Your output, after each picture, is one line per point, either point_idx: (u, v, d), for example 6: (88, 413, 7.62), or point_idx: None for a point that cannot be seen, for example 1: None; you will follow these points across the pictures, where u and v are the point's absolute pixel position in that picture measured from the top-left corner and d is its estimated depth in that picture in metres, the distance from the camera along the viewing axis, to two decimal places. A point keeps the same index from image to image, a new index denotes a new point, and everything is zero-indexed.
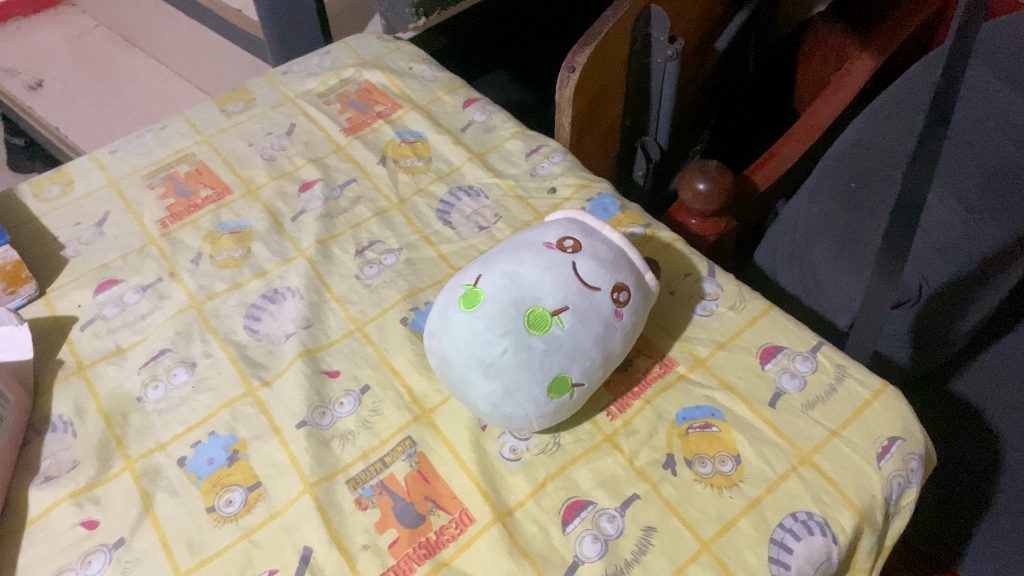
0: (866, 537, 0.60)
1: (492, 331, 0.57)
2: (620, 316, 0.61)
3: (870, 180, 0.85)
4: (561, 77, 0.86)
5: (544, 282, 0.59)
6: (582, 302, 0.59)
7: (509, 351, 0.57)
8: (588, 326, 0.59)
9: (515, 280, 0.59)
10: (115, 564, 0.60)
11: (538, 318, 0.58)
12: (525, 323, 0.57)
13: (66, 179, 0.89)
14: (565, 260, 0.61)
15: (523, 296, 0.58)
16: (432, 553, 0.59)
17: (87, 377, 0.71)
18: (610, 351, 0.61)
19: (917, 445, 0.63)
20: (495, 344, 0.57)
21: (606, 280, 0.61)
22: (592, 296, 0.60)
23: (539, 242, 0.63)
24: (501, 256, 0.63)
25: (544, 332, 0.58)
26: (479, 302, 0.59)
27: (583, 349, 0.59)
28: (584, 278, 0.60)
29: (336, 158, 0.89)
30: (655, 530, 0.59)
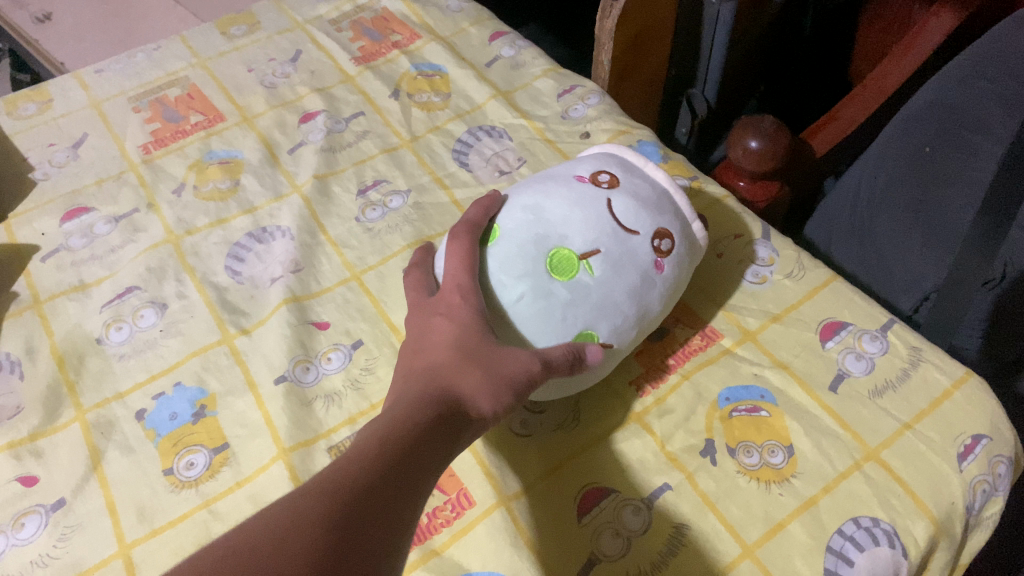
0: (941, 551, 0.50)
1: (506, 274, 0.47)
2: (661, 268, 0.51)
3: (947, 147, 0.75)
4: (604, 6, 0.77)
5: (572, 220, 0.50)
6: (617, 247, 0.49)
7: (525, 299, 0.47)
8: (622, 275, 0.49)
9: (539, 218, 0.50)
10: (52, 530, 0.51)
11: (562, 261, 0.48)
12: (546, 266, 0.48)
13: (44, 97, 0.79)
14: (600, 197, 0.51)
15: (546, 236, 0.49)
16: (422, 538, 0.51)
17: (43, 313, 0.62)
18: (647, 310, 0.50)
19: (1006, 447, 0.53)
20: (508, 289, 0.47)
21: (646, 225, 0.51)
22: (629, 241, 0.50)
23: (569, 176, 0.54)
24: (525, 190, 0.53)
25: (568, 279, 0.48)
26: (494, 239, 0.50)
27: (614, 303, 0.48)
28: (620, 219, 0.50)
29: (344, 89, 0.79)
30: (688, 528, 0.50)
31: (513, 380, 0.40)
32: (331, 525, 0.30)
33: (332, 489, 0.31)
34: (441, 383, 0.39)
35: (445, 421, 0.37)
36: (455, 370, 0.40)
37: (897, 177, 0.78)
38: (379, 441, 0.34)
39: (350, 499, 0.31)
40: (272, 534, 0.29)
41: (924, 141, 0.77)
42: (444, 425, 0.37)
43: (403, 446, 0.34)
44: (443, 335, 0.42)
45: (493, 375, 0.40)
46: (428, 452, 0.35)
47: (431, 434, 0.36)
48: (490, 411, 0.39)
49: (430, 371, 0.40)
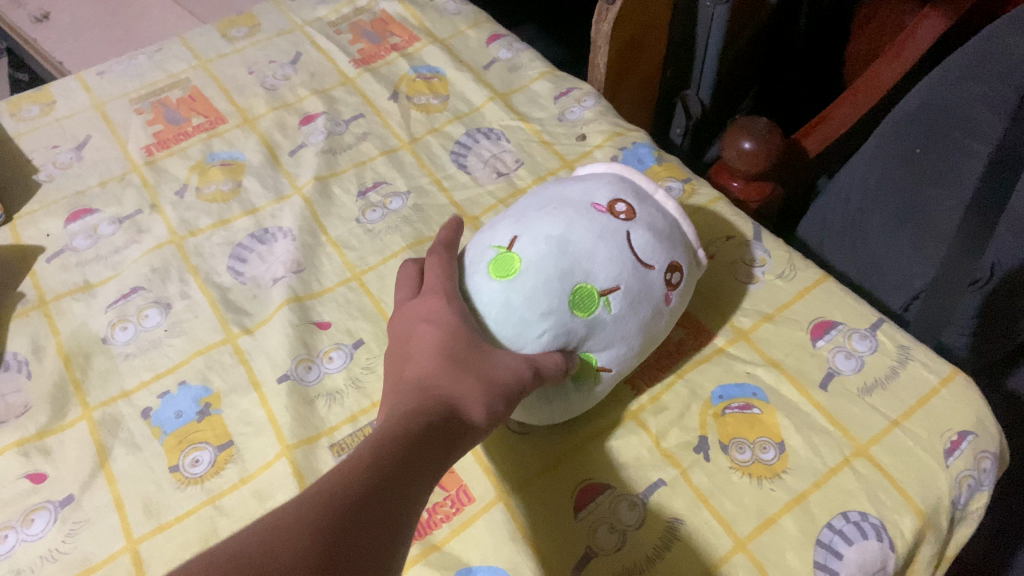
0: (928, 545, 0.52)
1: (530, 310, 0.48)
2: (670, 300, 0.53)
3: (940, 149, 0.76)
4: (600, 10, 0.78)
5: (596, 253, 0.49)
6: (636, 283, 0.50)
7: (546, 336, 0.48)
8: (637, 311, 0.50)
9: (561, 250, 0.49)
10: (60, 525, 0.52)
11: (584, 297, 0.48)
12: (569, 303, 0.48)
13: (47, 99, 0.80)
14: (621, 229, 0.51)
15: (571, 270, 0.49)
16: (423, 533, 0.52)
17: (49, 313, 0.63)
18: (651, 338, 0.53)
19: (992, 443, 0.54)
20: (531, 325, 0.48)
21: (662, 259, 0.52)
22: (646, 276, 0.51)
23: (586, 203, 0.53)
24: (539, 212, 0.52)
25: (588, 315, 0.49)
26: (516, 270, 0.49)
27: (623, 336, 0.50)
28: (640, 254, 0.51)
29: (343, 91, 0.80)
30: (682, 522, 0.51)
31: (502, 388, 0.42)
32: (340, 521, 0.30)
33: (337, 489, 0.31)
34: (434, 389, 0.39)
35: (442, 425, 0.37)
36: (446, 377, 0.40)
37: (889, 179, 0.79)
38: (379, 444, 0.34)
39: (357, 497, 0.31)
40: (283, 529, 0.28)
41: (916, 141, 0.78)
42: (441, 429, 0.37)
43: (404, 448, 0.35)
44: (431, 343, 0.43)
45: (484, 384, 0.41)
46: (428, 454, 0.35)
47: (429, 437, 0.36)
48: (483, 418, 0.40)
49: (421, 381, 0.40)
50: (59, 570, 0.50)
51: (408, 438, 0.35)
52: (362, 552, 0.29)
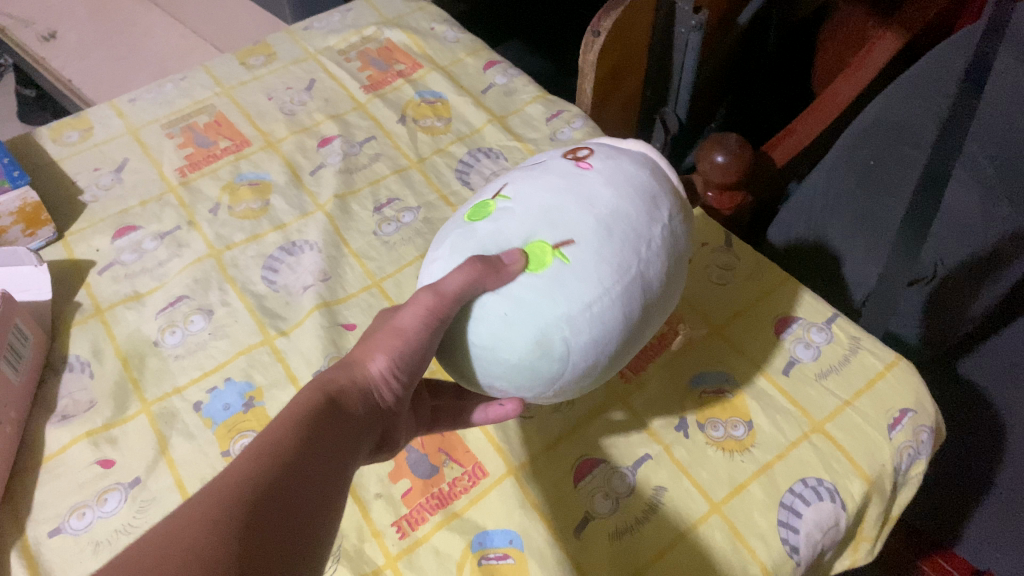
0: (874, 505, 0.61)
1: (440, 249, 0.51)
2: (585, 167, 0.54)
3: (890, 158, 0.86)
4: (586, 40, 0.87)
5: (486, 192, 0.55)
6: (527, 176, 0.54)
7: (457, 248, 0.50)
8: (539, 185, 0.52)
9: (457, 215, 0.55)
10: (131, 503, 0.60)
11: (479, 211, 0.52)
12: (467, 221, 0.52)
13: (86, 125, 0.88)
14: (509, 171, 0.57)
15: (464, 211, 0.54)
16: (444, 503, 0.61)
17: (105, 320, 0.71)
18: (594, 196, 0.51)
19: (928, 418, 0.63)
20: (443, 253, 0.51)
21: (555, 156, 0.56)
22: (541, 169, 0.54)
23: None
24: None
25: (490, 214, 0.51)
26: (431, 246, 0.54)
27: (551, 211, 0.50)
28: (530, 167, 0.56)
29: (356, 115, 0.89)
30: (666, 489, 0.60)
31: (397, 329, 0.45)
32: (231, 489, 0.34)
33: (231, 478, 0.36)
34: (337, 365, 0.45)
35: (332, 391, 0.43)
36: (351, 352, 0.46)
37: (848, 188, 0.88)
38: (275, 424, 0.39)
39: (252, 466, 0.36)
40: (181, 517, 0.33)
41: (869, 154, 0.87)
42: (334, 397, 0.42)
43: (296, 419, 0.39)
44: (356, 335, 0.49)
45: (382, 338, 0.45)
46: (321, 420, 0.40)
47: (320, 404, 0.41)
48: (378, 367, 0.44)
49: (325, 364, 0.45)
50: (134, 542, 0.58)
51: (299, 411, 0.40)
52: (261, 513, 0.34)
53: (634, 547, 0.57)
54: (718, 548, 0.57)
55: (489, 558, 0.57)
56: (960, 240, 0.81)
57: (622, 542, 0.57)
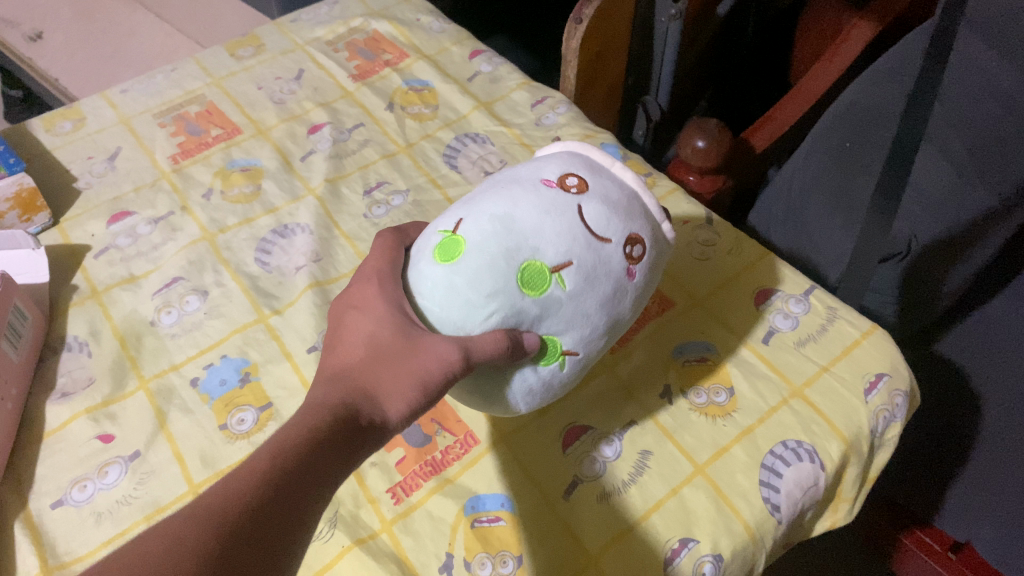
0: (852, 466, 0.63)
1: (476, 291, 0.49)
2: (632, 275, 0.53)
3: (864, 141, 0.88)
4: (569, 28, 0.89)
5: (543, 229, 0.51)
6: (590, 257, 0.51)
7: (495, 315, 0.49)
8: (593, 287, 0.51)
9: (507, 230, 0.50)
10: (131, 475, 0.61)
11: (533, 275, 0.50)
12: (518, 281, 0.49)
13: (78, 115, 0.90)
14: (570, 206, 0.52)
15: (516, 248, 0.50)
16: (437, 470, 0.62)
17: (102, 302, 0.73)
18: (618, 317, 0.54)
19: (903, 383, 0.66)
20: (479, 305, 0.49)
21: (618, 231, 0.53)
22: (602, 249, 0.51)
23: (536, 178, 0.55)
24: (486, 193, 0.54)
25: (540, 293, 0.50)
26: (460, 252, 0.50)
27: (584, 315, 0.51)
28: (593, 227, 0.52)
29: (345, 103, 0.91)
30: (651, 453, 0.62)
31: (422, 381, 0.43)
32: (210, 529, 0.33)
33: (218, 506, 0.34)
34: (352, 388, 0.42)
35: (345, 422, 0.40)
36: (364, 372, 0.43)
37: (823, 167, 0.90)
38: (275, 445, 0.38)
39: (241, 503, 0.34)
40: (153, 543, 0.32)
41: (844, 136, 0.89)
42: (346, 426, 0.40)
43: (300, 452, 0.38)
44: (361, 334, 0.46)
45: (402, 380, 0.43)
46: (330, 457, 0.38)
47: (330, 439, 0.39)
48: (396, 414, 0.42)
49: (340, 376, 0.43)
50: (135, 511, 0.59)
51: (306, 440, 0.38)
52: (243, 559, 0.33)
53: (621, 507, 0.59)
54: (703, 507, 0.59)
55: (481, 521, 0.59)
56: (933, 218, 0.82)
57: (610, 502, 0.59)
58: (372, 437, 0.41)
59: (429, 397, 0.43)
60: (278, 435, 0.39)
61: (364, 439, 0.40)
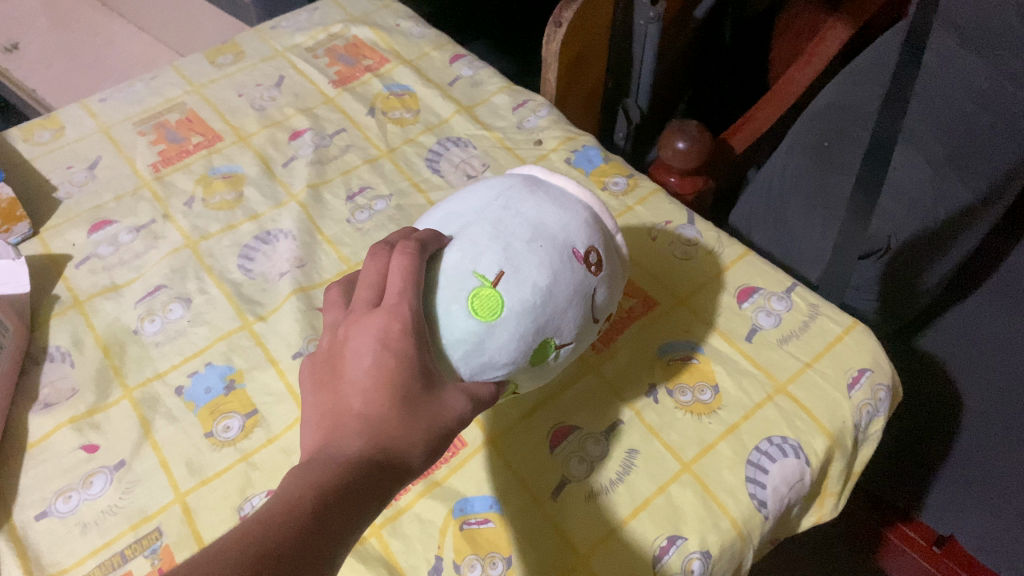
0: (837, 460, 0.64)
1: (498, 357, 0.49)
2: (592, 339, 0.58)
3: (844, 140, 0.89)
4: (549, 32, 0.90)
5: (568, 312, 0.51)
6: (582, 338, 0.54)
7: (498, 376, 0.50)
8: (570, 356, 0.54)
9: (545, 310, 0.50)
10: (117, 485, 0.61)
11: (543, 349, 0.51)
12: (531, 354, 0.50)
13: (57, 125, 0.89)
14: (591, 287, 0.53)
15: (543, 326, 0.50)
16: (425, 473, 0.62)
17: (84, 311, 0.73)
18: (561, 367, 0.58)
19: (885, 377, 0.66)
20: (491, 369, 0.49)
21: (605, 311, 0.56)
22: (592, 329, 0.55)
23: (569, 243, 0.53)
24: (528, 248, 0.51)
25: (538, 364, 0.52)
26: (498, 313, 0.49)
27: (550, 374, 0.55)
28: (595, 309, 0.54)
29: (326, 109, 0.91)
30: (638, 452, 0.63)
31: (442, 432, 0.43)
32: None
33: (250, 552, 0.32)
34: (385, 444, 0.40)
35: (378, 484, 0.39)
36: (395, 426, 0.40)
37: (801, 168, 0.91)
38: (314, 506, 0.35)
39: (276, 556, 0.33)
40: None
41: (822, 136, 0.90)
42: (376, 486, 0.38)
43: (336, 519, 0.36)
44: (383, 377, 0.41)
45: (429, 436, 0.42)
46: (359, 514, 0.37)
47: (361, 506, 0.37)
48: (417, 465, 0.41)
49: (369, 427, 0.40)
50: (121, 521, 0.59)
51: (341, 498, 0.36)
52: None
53: (610, 507, 0.59)
54: (690, 505, 0.59)
55: (470, 523, 0.59)
56: (909, 215, 0.83)
57: (597, 502, 0.60)
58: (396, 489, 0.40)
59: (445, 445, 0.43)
60: (311, 493, 0.36)
61: (389, 496, 0.39)
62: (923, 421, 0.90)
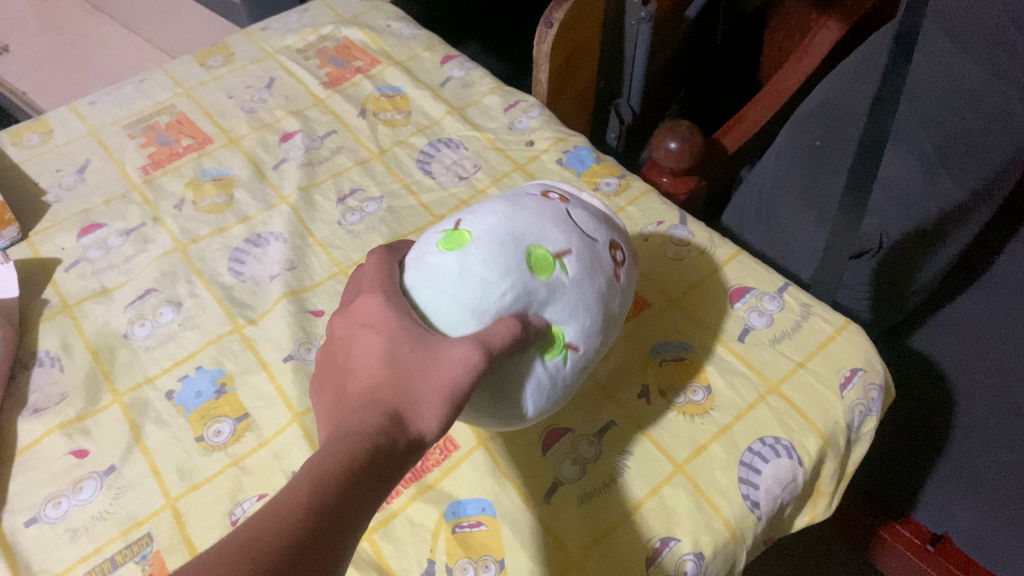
0: (830, 461, 0.64)
1: (491, 270, 0.50)
2: (619, 276, 0.57)
3: (836, 139, 0.88)
4: (540, 32, 0.90)
5: (542, 227, 0.54)
6: (585, 253, 0.54)
7: (509, 295, 0.49)
8: (590, 277, 0.53)
9: (514, 226, 0.53)
10: (107, 490, 0.61)
11: (541, 260, 0.51)
12: (528, 263, 0.51)
13: (45, 128, 0.89)
14: (559, 209, 0.57)
15: (521, 236, 0.52)
16: (417, 476, 0.62)
17: (73, 315, 0.72)
18: (610, 315, 0.55)
19: (877, 377, 0.66)
20: (493, 285, 0.49)
21: (602, 235, 0.57)
22: (593, 248, 0.55)
23: (523, 196, 0.59)
24: (481, 205, 0.57)
25: (548, 275, 0.51)
26: (466, 241, 0.52)
27: (584, 306, 0.52)
28: (581, 228, 0.56)
29: (316, 111, 0.91)
30: (631, 453, 0.62)
31: (453, 386, 0.41)
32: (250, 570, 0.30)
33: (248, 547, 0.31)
34: (385, 407, 0.39)
35: (386, 447, 0.37)
36: (390, 389, 0.40)
37: (794, 168, 0.90)
38: (314, 469, 0.35)
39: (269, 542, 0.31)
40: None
41: (814, 135, 0.90)
42: (383, 449, 0.37)
43: (342, 477, 0.35)
44: (374, 352, 0.42)
45: (434, 394, 0.40)
46: (367, 481, 0.36)
47: (373, 465, 0.36)
48: (432, 425, 0.40)
49: (366, 395, 0.40)
50: (111, 527, 0.58)
51: (344, 469, 0.35)
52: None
53: (603, 509, 0.59)
54: (682, 507, 0.59)
55: (463, 526, 0.59)
56: (902, 215, 0.79)
57: (589, 504, 0.59)
58: (412, 452, 0.38)
59: (461, 401, 0.41)
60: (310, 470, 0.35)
61: (404, 462, 0.38)
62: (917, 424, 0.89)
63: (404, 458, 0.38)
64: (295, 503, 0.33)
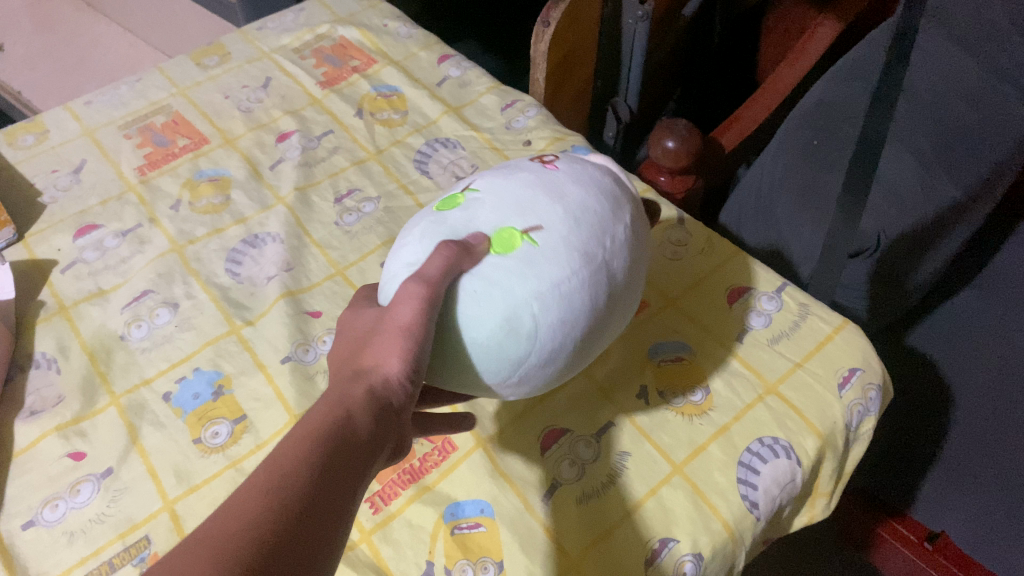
0: (828, 460, 0.64)
1: (407, 235, 0.53)
2: (551, 166, 0.57)
3: (832, 139, 0.90)
4: (537, 31, 0.89)
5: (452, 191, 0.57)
6: (496, 173, 0.56)
7: (427, 234, 0.51)
8: (508, 179, 0.55)
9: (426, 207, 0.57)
10: (104, 493, 0.60)
11: (448, 202, 0.54)
12: (436, 211, 0.54)
13: (40, 129, 0.89)
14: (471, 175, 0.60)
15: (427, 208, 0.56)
16: (416, 478, 0.62)
17: (69, 317, 0.72)
18: (563, 189, 0.54)
19: (875, 377, 0.66)
20: (412, 238, 0.52)
21: (518, 161, 0.60)
22: (509, 168, 0.57)
23: None
24: None
25: (459, 204, 0.53)
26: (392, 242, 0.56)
27: (518, 197, 0.52)
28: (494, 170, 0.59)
29: (313, 111, 0.90)
30: (629, 454, 0.62)
31: (407, 326, 0.42)
32: (222, 541, 0.30)
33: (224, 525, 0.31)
34: (347, 377, 0.41)
35: (348, 406, 0.38)
36: (354, 364, 0.42)
37: (790, 167, 0.91)
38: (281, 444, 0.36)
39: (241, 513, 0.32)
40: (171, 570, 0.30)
41: (811, 134, 0.91)
42: (347, 410, 0.38)
43: (306, 440, 0.35)
44: (346, 346, 0.45)
45: (390, 340, 0.42)
46: (334, 438, 0.36)
47: (339, 426, 0.37)
48: (395, 369, 0.41)
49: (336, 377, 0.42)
50: (108, 530, 0.58)
51: (307, 434, 0.36)
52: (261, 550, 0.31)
53: (602, 509, 0.59)
54: (681, 508, 0.59)
55: (461, 528, 0.59)
56: (899, 214, 0.80)
57: (588, 505, 0.59)
58: (379, 400, 0.39)
59: (421, 334, 0.42)
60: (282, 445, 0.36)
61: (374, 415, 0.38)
62: (915, 423, 0.89)
63: (378, 419, 0.38)
64: (263, 473, 0.34)
